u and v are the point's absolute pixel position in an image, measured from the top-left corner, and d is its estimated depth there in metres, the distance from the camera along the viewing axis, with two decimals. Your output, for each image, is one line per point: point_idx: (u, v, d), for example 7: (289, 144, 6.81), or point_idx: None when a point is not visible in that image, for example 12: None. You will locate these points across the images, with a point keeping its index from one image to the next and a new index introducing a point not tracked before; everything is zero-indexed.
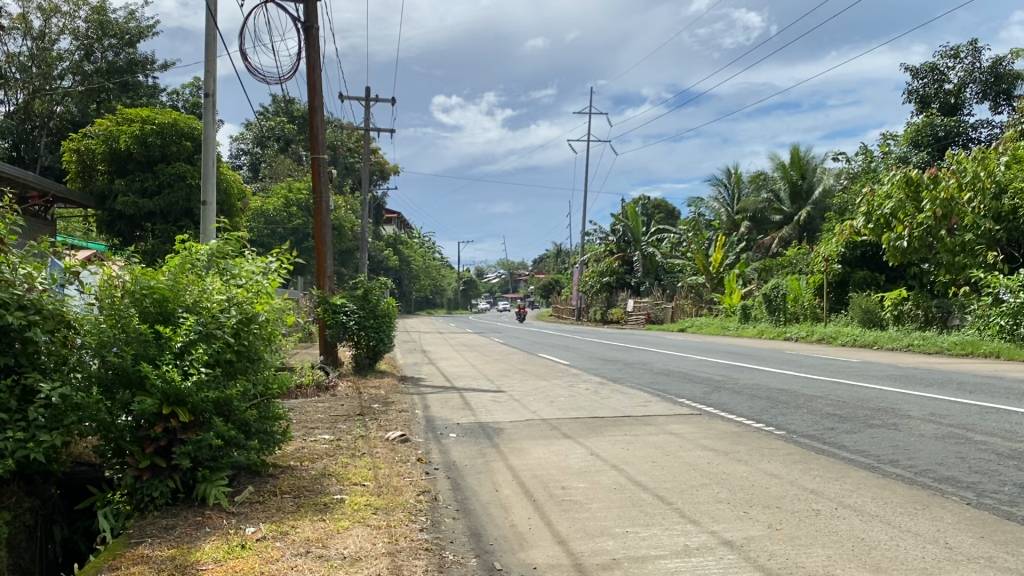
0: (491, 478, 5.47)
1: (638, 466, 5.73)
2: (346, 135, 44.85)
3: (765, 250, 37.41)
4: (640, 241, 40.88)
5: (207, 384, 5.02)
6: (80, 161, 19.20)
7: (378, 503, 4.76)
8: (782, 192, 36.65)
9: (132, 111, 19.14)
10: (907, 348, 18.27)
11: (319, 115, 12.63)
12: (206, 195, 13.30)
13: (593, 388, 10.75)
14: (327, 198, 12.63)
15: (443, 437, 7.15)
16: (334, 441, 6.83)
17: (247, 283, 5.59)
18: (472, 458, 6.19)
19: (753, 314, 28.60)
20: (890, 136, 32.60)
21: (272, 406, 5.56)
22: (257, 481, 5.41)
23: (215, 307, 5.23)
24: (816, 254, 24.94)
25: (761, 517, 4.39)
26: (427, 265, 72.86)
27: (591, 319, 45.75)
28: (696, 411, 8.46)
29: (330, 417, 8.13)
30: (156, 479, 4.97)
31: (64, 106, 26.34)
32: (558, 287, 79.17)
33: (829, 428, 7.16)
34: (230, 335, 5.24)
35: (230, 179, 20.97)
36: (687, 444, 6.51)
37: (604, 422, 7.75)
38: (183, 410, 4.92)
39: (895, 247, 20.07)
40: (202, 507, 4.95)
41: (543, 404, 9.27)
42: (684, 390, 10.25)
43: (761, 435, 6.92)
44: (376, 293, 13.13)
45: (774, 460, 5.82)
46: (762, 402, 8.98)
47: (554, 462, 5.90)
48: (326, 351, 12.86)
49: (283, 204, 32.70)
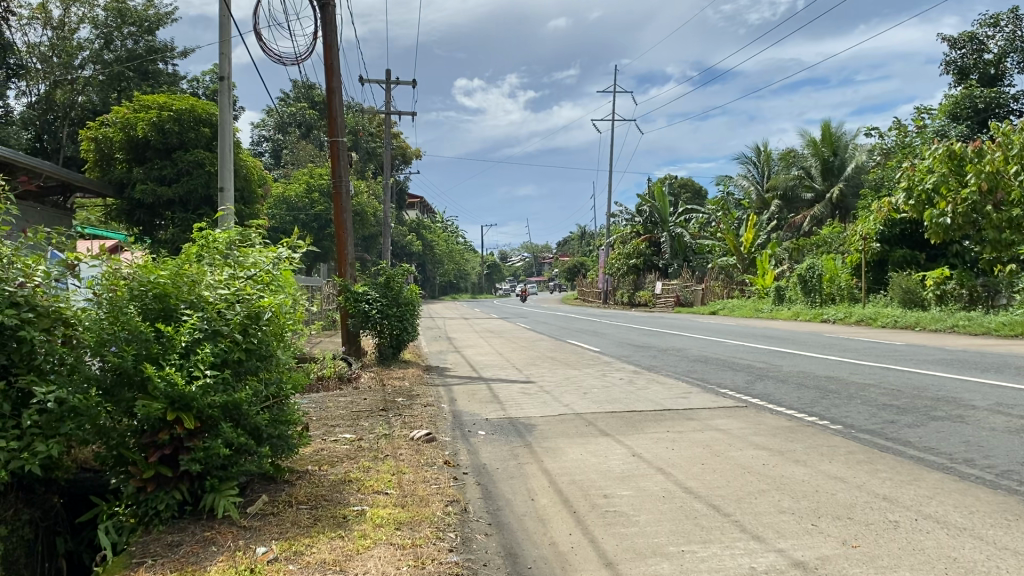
0: (526, 484, 4.99)
1: (686, 468, 5.23)
2: (367, 120, 44.41)
3: (796, 229, 36.68)
4: (668, 223, 40.13)
5: (215, 388, 4.53)
6: (98, 149, 18.83)
7: (401, 517, 4.31)
8: (813, 169, 35.94)
9: (149, 98, 18.78)
10: (952, 328, 17.61)
11: (337, 96, 12.18)
12: (224, 182, 12.85)
13: (627, 377, 10.24)
14: (346, 182, 12.18)
15: (472, 436, 6.69)
16: (355, 441, 6.39)
17: (256, 276, 5.12)
18: (504, 459, 5.73)
19: (787, 295, 27.90)
20: (925, 110, 31.71)
21: (287, 408, 5.09)
22: (271, 491, 4.95)
23: (219, 304, 4.76)
24: (853, 233, 24.15)
25: (832, 531, 3.89)
26: (452, 250, 72.47)
27: (618, 302, 45.14)
28: (741, 402, 7.94)
29: (352, 413, 7.71)
30: (161, 491, 4.45)
31: (86, 95, 26.20)
32: (584, 270, 78.59)
33: (888, 422, 6.63)
34: (238, 334, 4.75)
35: (250, 166, 20.58)
36: (736, 442, 6.00)
37: (644, 417, 7.25)
38: (188, 415, 4.42)
39: (936, 224, 19.26)
40: (210, 521, 4.47)
41: (577, 396, 8.79)
42: (725, 379, 9.72)
43: (816, 431, 6.39)
44: (398, 280, 12.69)
45: (837, 461, 5.30)
46: (810, 392, 8.43)
47: (593, 465, 5.42)
48: (348, 342, 12.43)
49: (304, 190, 32.39)
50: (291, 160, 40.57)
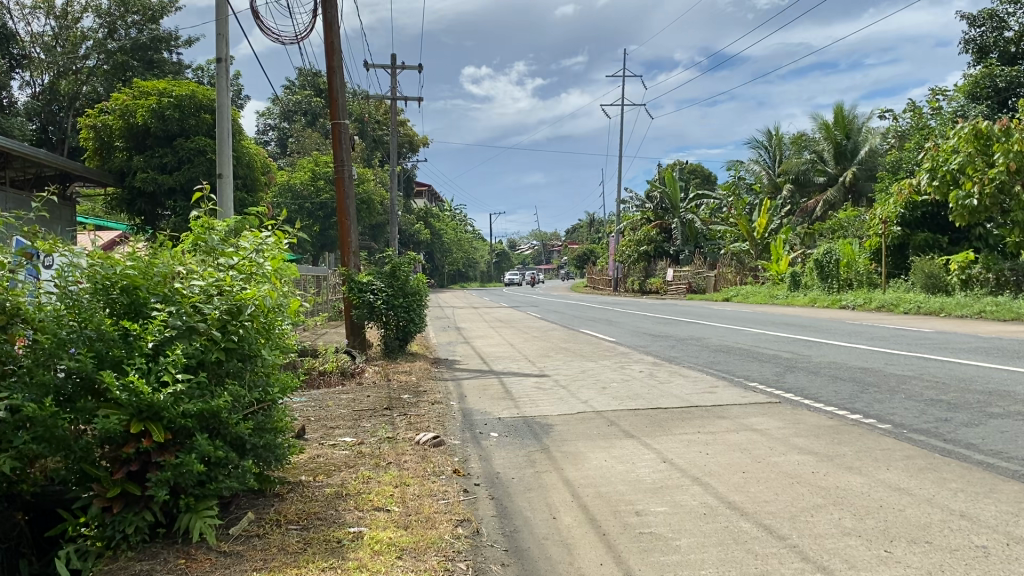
0: (545, 498, 4.39)
1: (726, 479, 4.64)
2: (373, 106, 43.75)
3: (809, 214, 35.81)
4: (679, 208, 39.32)
5: (191, 394, 3.92)
6: (97, 137, 18.29)
7: (404, 542, 3.73)
8: (826, 152, 35.27)
9: (148, 84, 18.36)
10: (978, 314, 16.95)
11: (338, 76, 11.56)
12: (222, 168, 12.24)
13: (647, 370, 9.64)
14: (348, 166, 11.58)
15: (483, 438, 6.08)
16: (355, 445, 5.81)
17: (237, 264, 4.49)
18: (519, 468, 5.12)
19: (803, 280, 27.17)
20: (941, 91, 30.95)
21: (275, 413, 4.47)
22: (258, 509, 4.36)
23: (194, 297, 4.15)
24: (872, 217, 23.41)
25: (912, 560, 3.29)
26: (459, 238, 71.76)
27: (628, 290, 44.36)
28: (774, 398, 7.34)
29: (354, 412, 7.13)
30: (129, 512, 3.83)
31: (91, 86, 25.70)
32: (593, 258, 77.78)
33: (940, 420, 6.01)
34: (217, 331, 4.14)
35: (252, 153, 20.02)
36: (777, 445, 5.41)
37: (669, 415, 6.66)
38: (157, 427, 3.79)
39: (962, 206, 18.56)
40: (186, 546, 3.89)
41: (594, 390, 8.20)
42: (752, 372, 9.10)
43: (862, 431, 5.78)
44: (405, 269, 12.05)
45: (895, 468, 4.71)
46: (847, 385, 7.81)
47: (619, 473, 4.83)
48: (352, 333, 11.90)
49: (309, 178, 31.79)
50: (296, 149, 40.03)
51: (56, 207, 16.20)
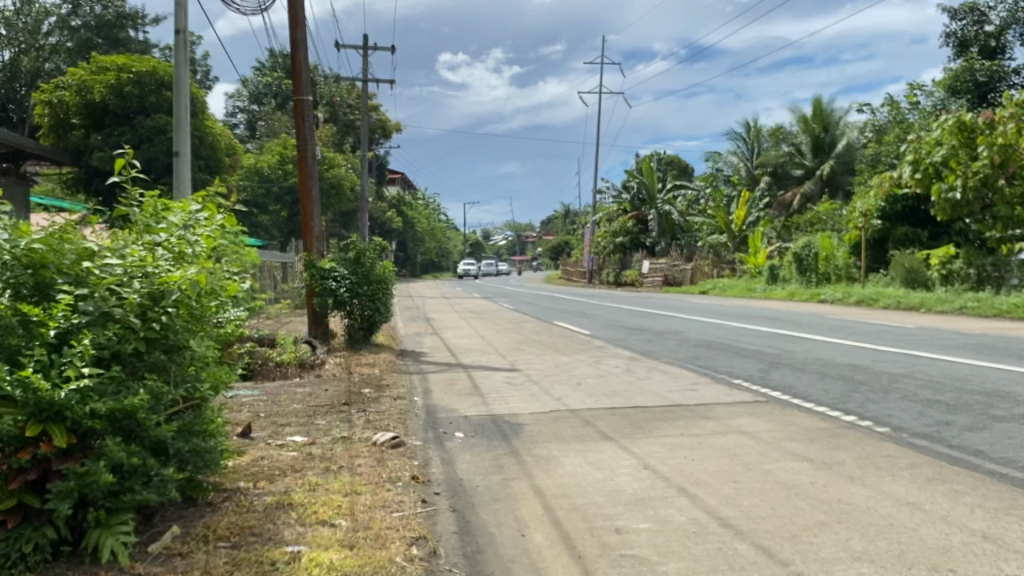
0: (513, 512, 3.88)
1: (714, 490, 4.15)
2: (346, 91, 42.94)
3: (785, 207, 35.56)
4: (656, 199, 38.85)
5: (102, 391, 3.36)
6: (53, 114, 17.45)
7: (348, 567, 3.20)
8: (803, 145, 35.01)
9: (108, 59, 17.60)
10: (960, 310, 16.64)
11: (302, 49, 10.93)
12: (179, 147, 11.57)
13: (625, 365, 9.16)
14: (311, 146, 10.97)
15: (447, 439, 5.55)
16: (304, 446, 5.25)
17: (165, 241, 3.95)
18: (485, 474, 4.60)
19: (781, 274, 26.86)
20: (919, 86, 30.76)
21: (207, 414, 3.92)
22: (186, 522, 3.81)
23: (110, 278, 3.57)
24: (852, 210, 23.05)
25: None
26: (433, 227, 70.97)
27: (603, 281, 43.91)
28: (761, 397, 6.88)
29: (308, 409, 6.57)
30: (26, 528, 3.23)
31: (53, 63, 24.99)
32: (569, 249, 77.42)
33: (941, 423, 5.57)
34: (136, 318, 3.57)
35: (218, 134, 19.30)
36: (768, 451, 4.94)
37: (650, 415, 6.17)
38: (60, 430, 3.20)
39: (945, 200, 18.29)
40: (95, 567, 3.33)
41: (569, 387, 7.70)
42: (735, 368, 8.65)
43: (859, 436, 5.32)
44: (370, 255, 11.53)
45: (901, 479, 4.25)
46: (837, 384, 7.37)
47: (596, 482, 4.33)
48: (314, 323, 11.32)
49: (278, 161, 30.91)
50: (268, 133, 39.24)
51: (6, 188, 15.52)
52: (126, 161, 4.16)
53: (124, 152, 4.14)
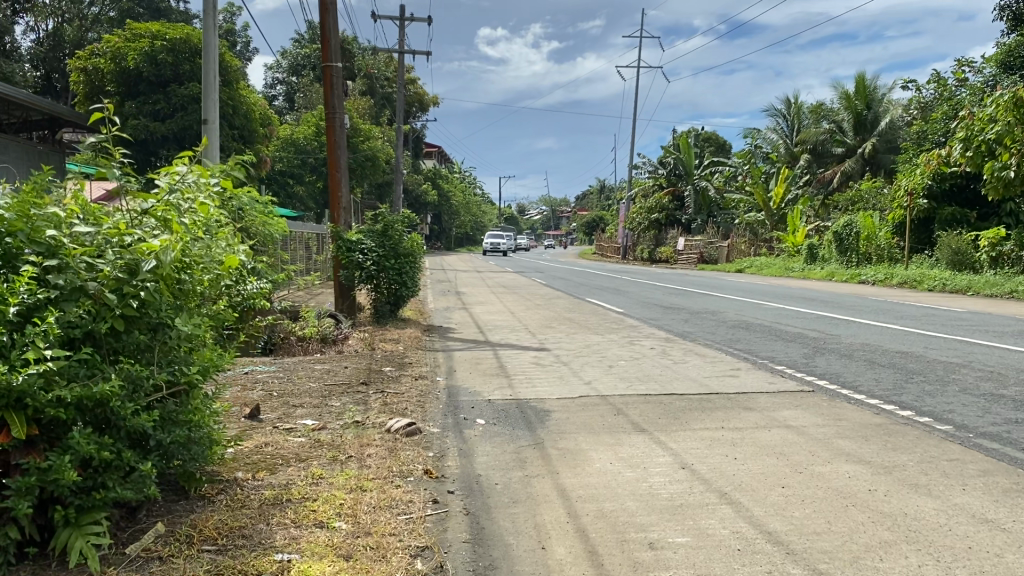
0: (534, 517, 3.47)
1: (761, 496, 3.69)
2: (382, 63, 42.54)
3: (826, 184, 34.60)
4: (693, 175, 38.02)
5: (70, 376, 2.97)
6: (87, 81, 17.29)
7: None
8: (845, 122, 34.02)
9: (141, 26, 17.31)
10: (1010, 295, 15.90)
11: (330, 13, 10.45)
12: (207, 113, 11.20)
13: (660, 347, 8.68)
14: (340, 115, 10.54)
15: (468, 426, 5.14)
16: (312, 432, 4.85)
17: (152, 207, 3.54)
18: (506, 470, 4.17)
19: (820, 254, 26.12)
20: (968, 62, 29.60)
21: (193, 402, 3.52)
22: (173, 518, 3.44)
23: (85, 249, 3.15)
24: (898, 188, 22.23)
25: None
26: (467, 200, 70.55)
27: (637, 258, 43.28)
28: (807, 386, 6.38)
29: (324, 389, 6.19)
30: None
31: (95, 32, 24.66)
32: (605, 224, 76.61)
33: (1011, 422, 5.04)
34: (112, 294, 3.16)
35: (252, 102, 19.01)
36: (818, 450, 4.47)
37: (687, 404, 5.71)
38: (18, 419, 2.80)
39: (998, 178, 17.44)
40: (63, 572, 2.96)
41: (600, 370, 7.26)
42: (777, 353, 8.14)
43: (919, 435, 4.81)
44: (399, 228, 11.09)
45: (973, 490, 3.75)
46: (888, 373, 6.84)
47: (628, 484, 3.89)
48: (339, 296, 10.98)
49: (313, 133, 30.64)
50: (304, 104, 38.99)
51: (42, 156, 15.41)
52: (108, 117, 3.70)
53: (106, 107, 3.67)
